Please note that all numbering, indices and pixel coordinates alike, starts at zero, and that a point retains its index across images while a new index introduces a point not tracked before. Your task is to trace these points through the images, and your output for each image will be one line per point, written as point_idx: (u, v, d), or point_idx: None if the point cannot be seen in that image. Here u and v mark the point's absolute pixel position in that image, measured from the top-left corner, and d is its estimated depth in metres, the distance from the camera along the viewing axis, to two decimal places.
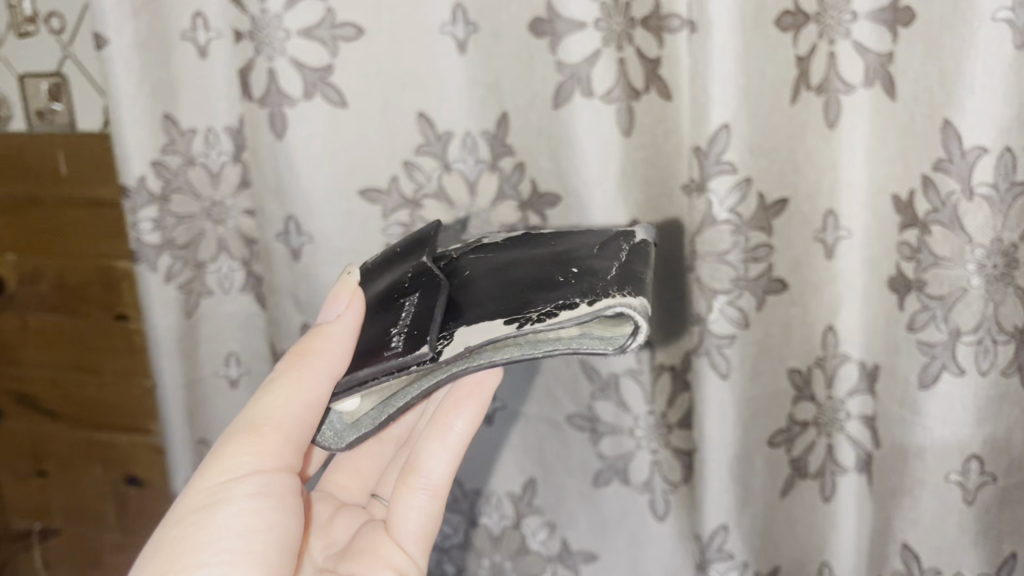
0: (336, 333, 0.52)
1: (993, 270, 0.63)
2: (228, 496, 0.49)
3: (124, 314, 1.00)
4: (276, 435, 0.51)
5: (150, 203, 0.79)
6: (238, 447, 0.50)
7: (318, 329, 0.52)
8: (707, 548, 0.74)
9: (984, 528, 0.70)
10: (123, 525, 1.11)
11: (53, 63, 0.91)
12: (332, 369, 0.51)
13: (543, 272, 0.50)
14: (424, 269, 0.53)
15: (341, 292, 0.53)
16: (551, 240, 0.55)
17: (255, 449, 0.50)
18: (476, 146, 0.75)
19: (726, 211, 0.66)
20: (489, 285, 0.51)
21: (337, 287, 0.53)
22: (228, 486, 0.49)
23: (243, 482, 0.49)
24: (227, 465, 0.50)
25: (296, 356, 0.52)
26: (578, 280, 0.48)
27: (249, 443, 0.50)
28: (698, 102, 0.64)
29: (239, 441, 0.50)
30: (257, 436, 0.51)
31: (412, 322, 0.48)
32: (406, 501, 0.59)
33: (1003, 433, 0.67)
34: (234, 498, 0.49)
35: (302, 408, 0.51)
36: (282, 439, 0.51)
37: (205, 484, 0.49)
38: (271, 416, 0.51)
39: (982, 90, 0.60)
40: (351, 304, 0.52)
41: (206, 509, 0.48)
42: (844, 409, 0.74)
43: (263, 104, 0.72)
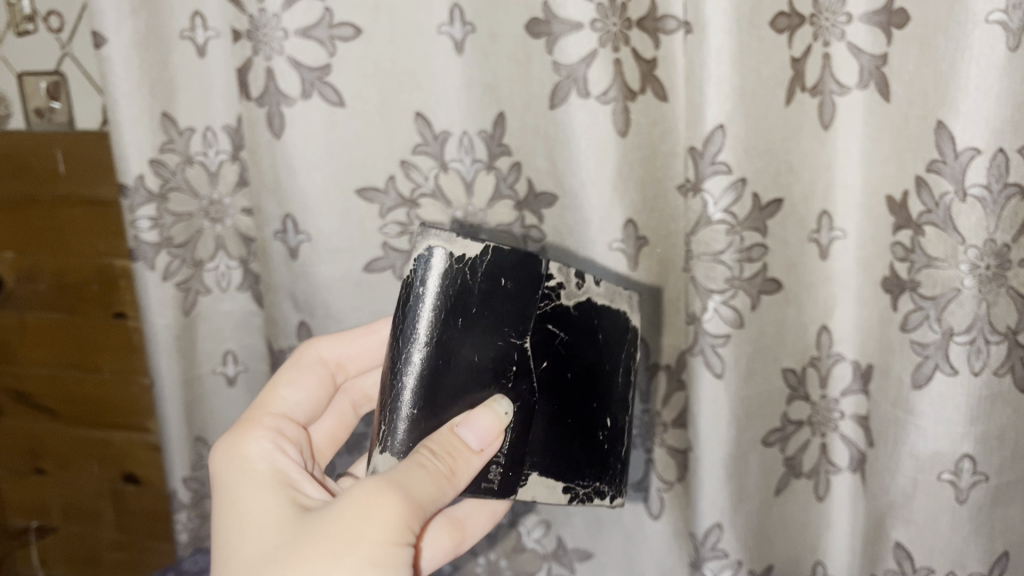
0: (475, 463, 0.51)
1: (986, 270, 0.63)
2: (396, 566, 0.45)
3: (121, 312, 1.00)
4: (425, 519, 0.47)
5: (148, 202, 0.79)
6: (401, 520, 0.45)
7: (460, 443, 0.50)
8: (701, 546, 0.74)
9: (977, 527, 0.69)
10: (121, 520, 1.11)
11: (52, 61, 0.92)
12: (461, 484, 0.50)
13: (592, 408, 0.57)
14: (528, 359, 0.53)
15: (495, 421, 0.51)
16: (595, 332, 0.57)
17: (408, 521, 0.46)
18: (472, 146, 0.76)
19: (721, 211, 0.66)
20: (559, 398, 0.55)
21: (489, 415, 0.51)
22: (394, 554, 0.45)
23: (405, 554, 0.45)
24: (392, 533, 0.45)
25: (444, 461, 0.49)
26: (613, 446, 0.59)
27: (407, 515, 0.46)
28: (694, 102, 0.64)
29: (400, 512, 0.46)
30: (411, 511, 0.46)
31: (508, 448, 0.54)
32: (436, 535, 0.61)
33: (996, 431, 0.67)
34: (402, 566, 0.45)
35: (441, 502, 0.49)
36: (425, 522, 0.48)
37: (375, 546, 0.44)
38: (426, 499, 0.47)
39: (976, 92, 0.60)
40: (492, 443, 0.51)
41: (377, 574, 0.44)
42: (838, 408, 0.77)
43: (261, 103, 0.73)
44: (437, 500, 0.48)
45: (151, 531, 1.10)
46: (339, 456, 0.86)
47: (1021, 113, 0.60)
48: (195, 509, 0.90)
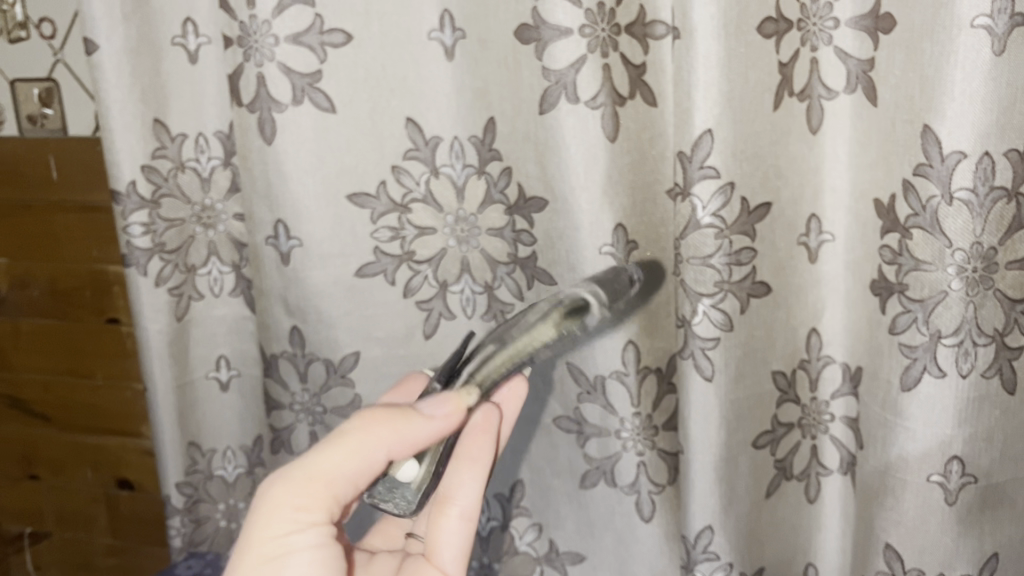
0: (419, 426, 0.48)
1: (973, 273, 0.64)
2: (289, 537, 0.48)
3: (114, 317, 1.00)
4: (329, 490, 0.48)
5: (140, 208, 0.80)
6: (294, 497, 0.48)
7: (403, 409, 0.49)
8: (692, 549, 0.74)
9: (966, 527, 0.69)
10: (115, 526, 1.11)
11: (45, 68, 0.92)
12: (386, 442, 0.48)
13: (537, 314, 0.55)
14: None
15: (446, 397, 0.49)
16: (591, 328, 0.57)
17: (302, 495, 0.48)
18: (463, 151, 0.76)
19: (710, 216, 0.67)
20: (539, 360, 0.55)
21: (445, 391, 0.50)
22: (290, 531, 0.48)
23: (299, 530, 0.48)
24: (281, 514, 0.47)
25: (366, 425, 0.48)
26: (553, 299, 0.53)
27: (300, 492, 0.48)
28: (682, 107, 0.65)
29: (294, 487, 0.48)
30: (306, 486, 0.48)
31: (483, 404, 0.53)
32: (440, 526, 0.56)
33: (984, 433, 0.67)
34: (296, 539, 0.48)
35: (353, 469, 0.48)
36: (336, 492, 0.48)
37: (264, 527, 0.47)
38: (325, 470, 0.48)
39: (961, 97, 0.60)
40: (451, 414, 0.49)
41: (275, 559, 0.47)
42: (829, 410, 0.78)
43: (252, 109, 0.73)
44: (337, 467, 0.48)
45: (147, 536, 1.10)
46: None
47: (1007, 116, 0.60)
48: (188, 514, 0.90)
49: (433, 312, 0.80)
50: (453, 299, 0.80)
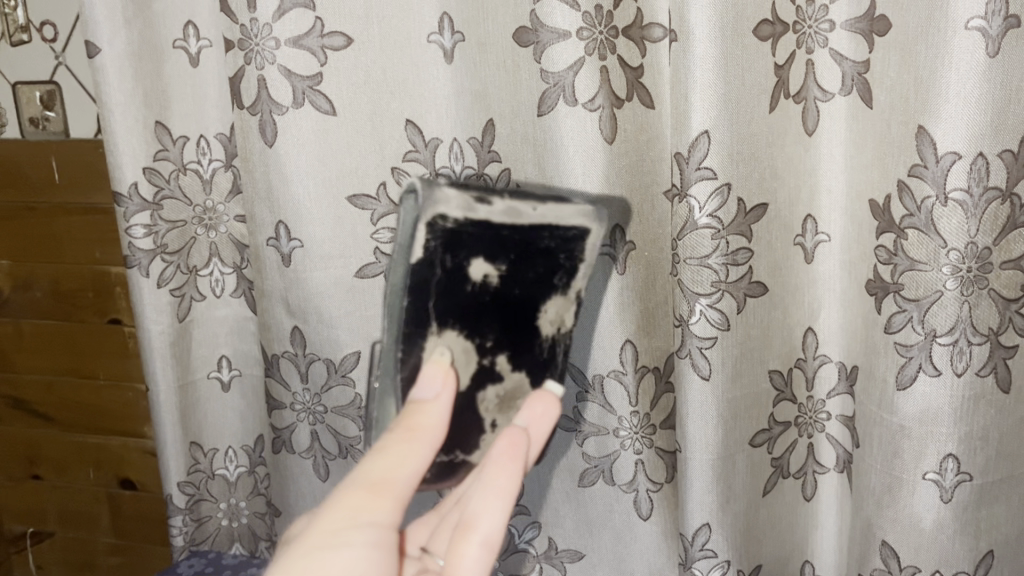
0: (436, 411, 0.49)
1: (967, 273, 0.64)
2: (344, 539, 0.45)
3: (117, 317, 1.01)
4: (392, 493, 0.46)
5: (143, 209, 0.80)
6: (354, 503, 0.46)
7: (414, 403, 0.49)
8: (689, 547, 0.75)
9: (962, 525, 0.70)
10: (118, 526, 1.12)
11: (47, 71, 0.93)
12: (433, 443, 0.48)
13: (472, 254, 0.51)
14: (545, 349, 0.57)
15: (436, 370, 0.49)
16: (548, 240, 0.54)
17: (368, 502, 0.46)
18: (462, 153, 0.76)
19: (707, 216, 0.67)
20: (500, 277, 0.52)
21: (432, 365, 0.50)
22: (349, 531, 0.45)
23: (356, 534, 0.45)
24: (342, 519, 0.45)
25: (401, 428, 0.48)
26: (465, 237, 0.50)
27: (364, 497, 0.46)
28: (679, 109, 0.66)
29: (352, 495, 0.46)
30: (371, 492, 0.46)
31: (475, 352, 0.53)
32: (459, 553, 0.48)
33: (979, 430, 0.68)
34: (352, 540, 0.45)
35: (412, 475, 0.47)
36: (394, 495, 0.46)
37: (327, 526, 0.45)
38: (380, 475, 0.46)
39: (955, 99, 0.61)
40: (446, 385, 0.49)
41: (329, 549, 0.44)
42: (825, 409, 0.79)
43: (254, 111, 0.74)
44: (395, 471, 0.46)
45: (150, 536, 1.11)
46: (332, 461, 0.85)
47: (1001, 118, 0.61)
48: (190, 514, 0.90)
49: None
50: None
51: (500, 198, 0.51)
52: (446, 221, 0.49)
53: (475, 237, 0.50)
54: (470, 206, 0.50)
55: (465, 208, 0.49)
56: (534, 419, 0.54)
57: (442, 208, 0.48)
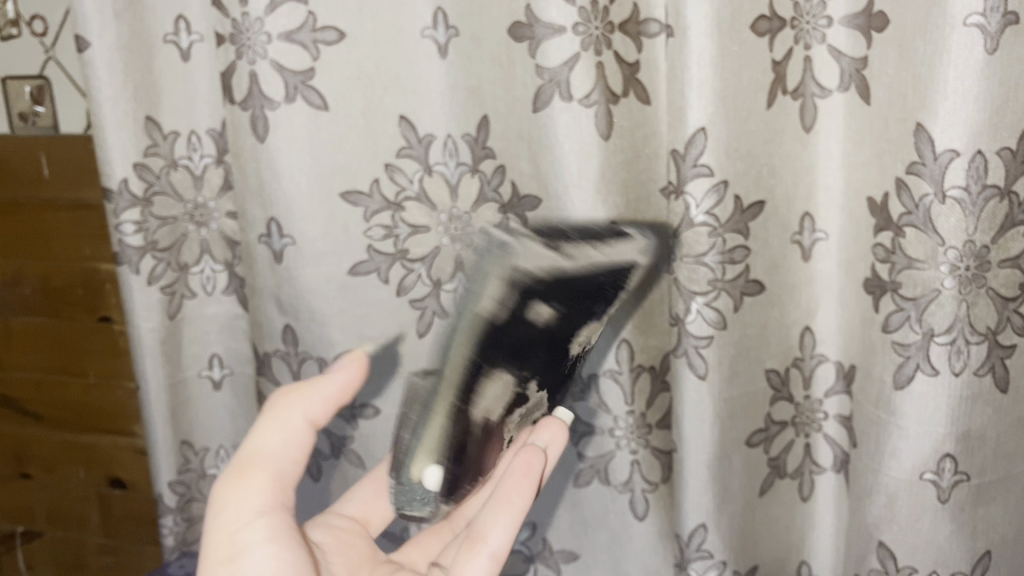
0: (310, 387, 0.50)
1: (965, 272, 0.64)
2: (235, 513, 0.47)
3: (106, 315, 1.00)
4: (263, 466, 0.48)
5: (132, 206, 0.79)
6: (225, 485, 0.48)
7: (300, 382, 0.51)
8: (686, 547, 0.74)
9: (959, 525, 0.69)
10: (108, 526, 1.11)
11: (36, 65, 0.91)
12: (306, 407, 0.50)
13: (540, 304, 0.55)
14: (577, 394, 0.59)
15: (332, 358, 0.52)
16: (606, 285, 0.58)
17: (240, 482, 0.48)
18: (457, 149, 0.76)
19: (703, 214, 0.66)
20: (550, 319, 0.56)
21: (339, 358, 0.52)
22: (235, 508, 0.47)
23: (242, 504, 0.47)
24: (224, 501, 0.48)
25: (269, 405, 0.50)
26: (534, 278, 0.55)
27: (234, 478, 0.48)
28: (676, 105, 0.65)
29: (225, 480, 0.48)
30: (244, 471, 0.48)
31: (515, 381, 0.56)
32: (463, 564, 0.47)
33: (976, 431, 0.67)
34: (238, 512, 0.47)
35: (280, 443, 0.49)
36: (268, 466, 0.48)
37: (213, 517, 0.48)
38: (251, 449, 0.49)
39: (955, 94, 0.60)
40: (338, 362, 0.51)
41: (224, 536, 0.47)
42: (822, 408, 0.78)
43: (245, 107, 0.73)
44: (262, 446, 0.49)
45: (139, 535, 1.10)
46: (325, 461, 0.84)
47: (999, 115, 0.61)
48: (181, 513, 0.89)
49: (427, 311, 0.79)
50: (445, 298, 0.79)
51: (574, 247, 0.59)
52: (519, 266, 0.56)
53: (541, 283, 0.56)
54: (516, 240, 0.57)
55: (548, 260, 0.56)
56: (550, 443, 0.54)
57: (523, 257, 0.56)
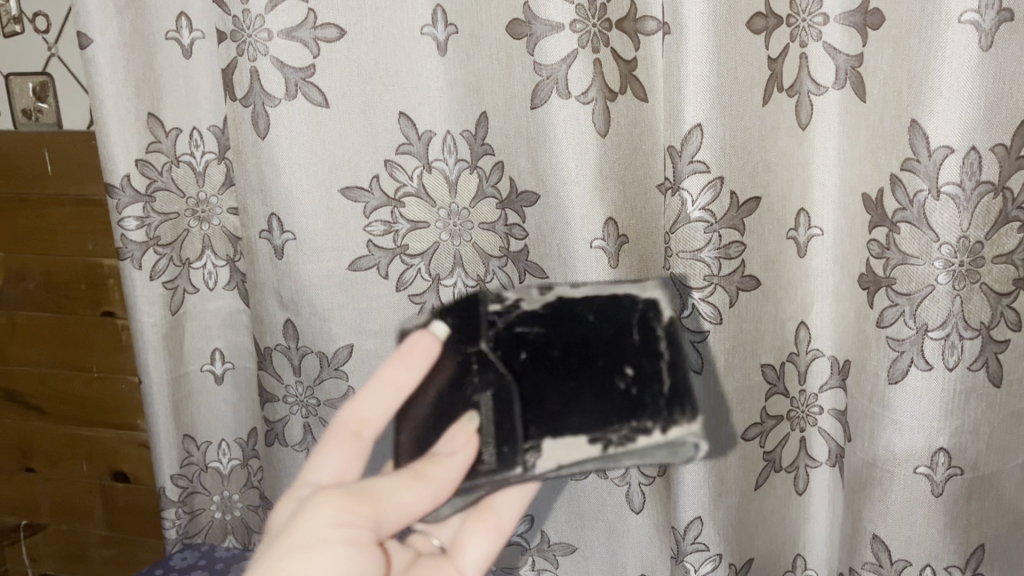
0: (452, 466, 0.47)
1: (959, 267, 0.64)
2: (326, 546, 0.42)
3: (110, 310, 1.01)
4: (378, 510, 0.45)
5: (135, 201, 0.80)
6: (335, 506, 0.44)
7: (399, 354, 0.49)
8: (681, 540, 0.75)
9: (953, 518, 0.70)
10: (111, 519, 1.12)
11: (40, 62, 0.92)
12: (436, 492, 0.47)
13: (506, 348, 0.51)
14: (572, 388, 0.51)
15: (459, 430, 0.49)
16: (603, 334, 0.52)
17: (350, 509, 0.44)
18: (456, 146, 0.76)
19: (699, 210, 0.67)
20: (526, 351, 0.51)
21: (454, 425, 0.49)
22: (324, 539, 0.43)
23: (336, 535, 0.43)
24: (325, 521, 0.43)
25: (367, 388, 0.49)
26: (500, 323, 0.53)
27: (348, 503, 0.44)
28: (673, 102, 0.66)
29: (333, 499, 0.44)
30: (358, 502, 0.44)
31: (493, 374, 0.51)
32: (471, 532, 0.54)
33: (970, 425, 0.68)
34: (332, 544, 0.43)
35: (410, 501, 0.46)
36: (381, 515, 0.45)
37: (305, 527, 0.43)
38: (374, 488, 0.45)
39: (949, 91, 0.61)
40: (465, 445, 0.48)
41: (310, 549, 0.42)
42: (817, 402, 0.79)
43: (246, 103, 0.74)
44: (392, 493, 0.45)
45: (142, 528, 1.11)
46: None
47: (993, 111, 0.61)
48: (183, 506, 0.90)
49: (426, 305, 0.80)
50: (444, 292, 0.80)
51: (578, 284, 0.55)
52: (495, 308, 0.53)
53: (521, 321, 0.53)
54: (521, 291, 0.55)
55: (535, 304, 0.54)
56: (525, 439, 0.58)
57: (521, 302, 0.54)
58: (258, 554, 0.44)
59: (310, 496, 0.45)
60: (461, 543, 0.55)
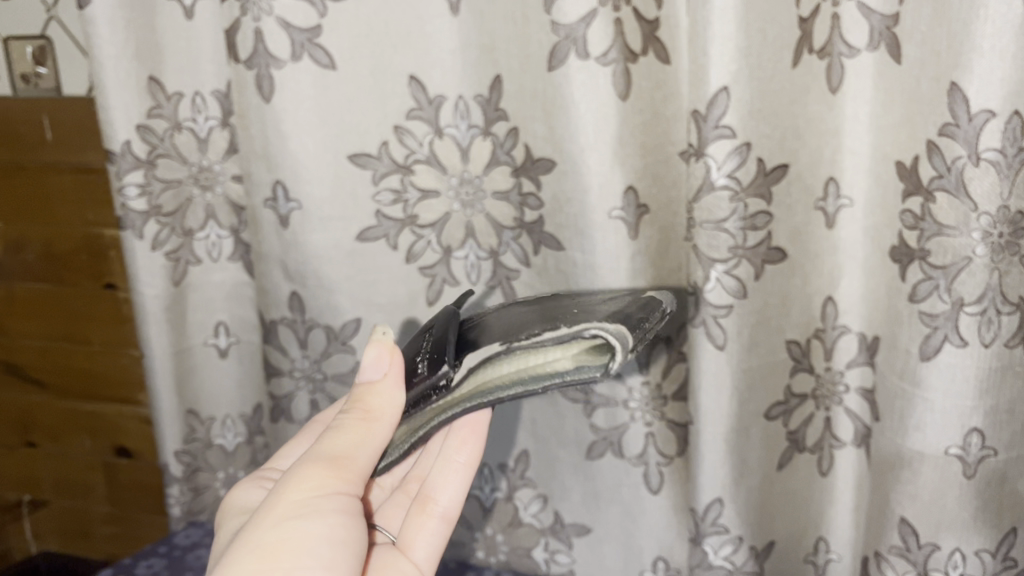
0: (387, 391, 0.50)
1: (998, 239, 0.61)
2: (318, 513, 0.46)
3: (112, 282, 0.98)
4: (352, 466, 0.48)
5: (135, 168, 0.78)
6: (316, 474, 0.47)
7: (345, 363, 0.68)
8: (700, 521, 0.73)
9: (983, 501, 0.67)
10: (113, 496, 1.10)
11: (38, 25, 0.89)
12: (392, 424, 0.50)
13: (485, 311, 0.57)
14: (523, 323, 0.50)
15: (380, 349, 0.50)
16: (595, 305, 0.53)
17: (329, 473, 0.48)
18: (468, 110, 0.74)
19: (724, 176, 0.64)
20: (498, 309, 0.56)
21: (372, 347, 0.51)
22: (313, 507, 0.46)
23: (326, 503, 0.47)
24: (307, 490, 0.47)
25: None
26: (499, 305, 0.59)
27: (325, 468, 0.48)
28: (697, 64, 0.62)
29: (312, 469, 0.47)
30: (333, 464, 0.48)
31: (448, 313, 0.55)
32: (420, 526, 0.60)
33: (1005, 404, 0.65)
34: (324, 512, 0.46)
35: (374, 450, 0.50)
36: (356, 471, 0.48)
37: (291, 497, 0.46)
38: (343, 449, 0.49)
39: (992, 52, 0.57)
40: (392, 364, 0.51)
41: (301, 517, 0.46)
42: (843, 380, 0.75)
43: (250, 66, 0.71)
44: (358, 446, 0.49)
45: (144, 506, 1.09)
46: None
47: None
48: (187, 483, 0.89)
49: (437, 279, 0.78)
50: (457, 265, 0.78)
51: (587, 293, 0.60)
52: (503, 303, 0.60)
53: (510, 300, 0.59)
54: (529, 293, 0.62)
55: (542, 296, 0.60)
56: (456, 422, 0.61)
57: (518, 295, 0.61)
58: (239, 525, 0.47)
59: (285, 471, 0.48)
60: (412, 538, 0.59)
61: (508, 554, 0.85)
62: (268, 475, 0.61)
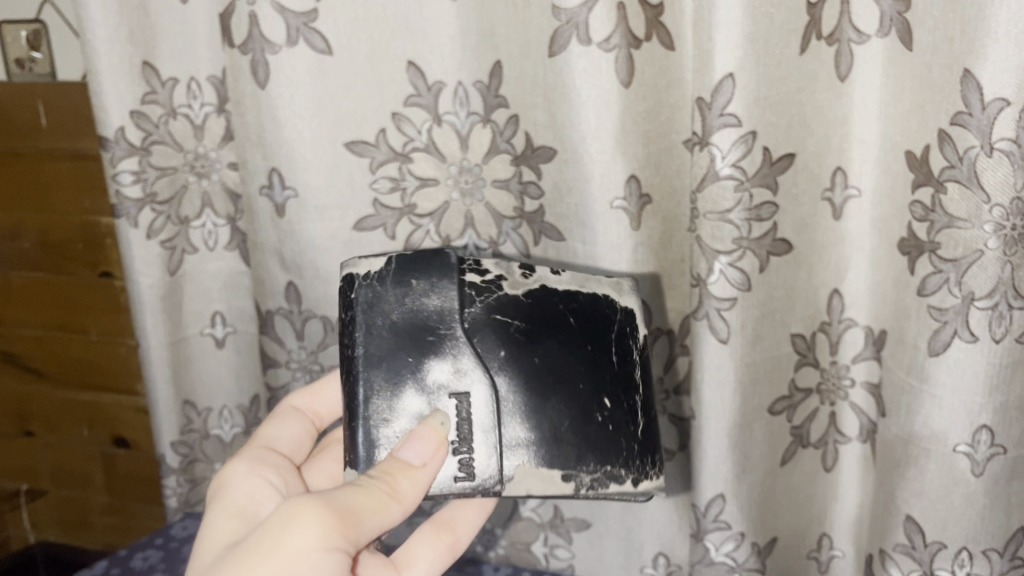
0: (421, 479, 0.49)
1: (1012, 231, 0.59)
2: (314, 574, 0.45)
3: (107, 270, 0.97)
4: (358, 530, 0.47)
5: (128, 155, 0.76)
6: (323, 529, 0.46)
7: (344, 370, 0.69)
8: (702, 517, 0.72)
9: (992, 500, 0.65)
10: (111, 485, 1.09)
11: (33, 10, 0.89)
12: (410, 505, 0.49)
13: (488, 339, 0.52)
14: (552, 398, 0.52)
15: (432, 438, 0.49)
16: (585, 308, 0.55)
17: (335, 531, 0.46)
18: (468, 98, 0.72)
19: (729, 166, 0.62)
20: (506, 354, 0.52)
21: (426, 430, 0.50)
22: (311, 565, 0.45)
23: (325, 563, 0.46)
24: (309, 544, 0.45)
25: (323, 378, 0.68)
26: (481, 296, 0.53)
27: (332, 523, 0.46)
28: (702, 50, 0.60)
29: (321, 520, 0.46)
30: (342, 522, 0.47)
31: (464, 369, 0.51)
32: (424, 545, 0.62)
33: (1016, 401, 0.63)
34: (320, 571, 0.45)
35: (381, 522, 0.49)
36: (359, 535, 0.48)
37: (291, 549, 0.45)
38: (356, 508, 0.47)
39: (1007, 38, 0.55)
40: (436, 456, 0.50)
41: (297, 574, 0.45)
42: (849, 374, 0.74)
43: (244, 51, 0.70)
44: (371, 514, 0.48)
45: (143, 496, 1.08)
46: None
47: None
48: (184, 474, 0.88)
49: None
50: None
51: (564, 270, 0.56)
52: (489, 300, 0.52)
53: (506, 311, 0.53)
54: (504, 267, 0.54)
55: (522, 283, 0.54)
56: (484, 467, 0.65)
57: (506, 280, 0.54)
58: (237, 556, 0.46)
59: (290, 508, 0.47)
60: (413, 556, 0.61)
61: (508, 548, 0.85)
62: (266, 459, 0.61)
